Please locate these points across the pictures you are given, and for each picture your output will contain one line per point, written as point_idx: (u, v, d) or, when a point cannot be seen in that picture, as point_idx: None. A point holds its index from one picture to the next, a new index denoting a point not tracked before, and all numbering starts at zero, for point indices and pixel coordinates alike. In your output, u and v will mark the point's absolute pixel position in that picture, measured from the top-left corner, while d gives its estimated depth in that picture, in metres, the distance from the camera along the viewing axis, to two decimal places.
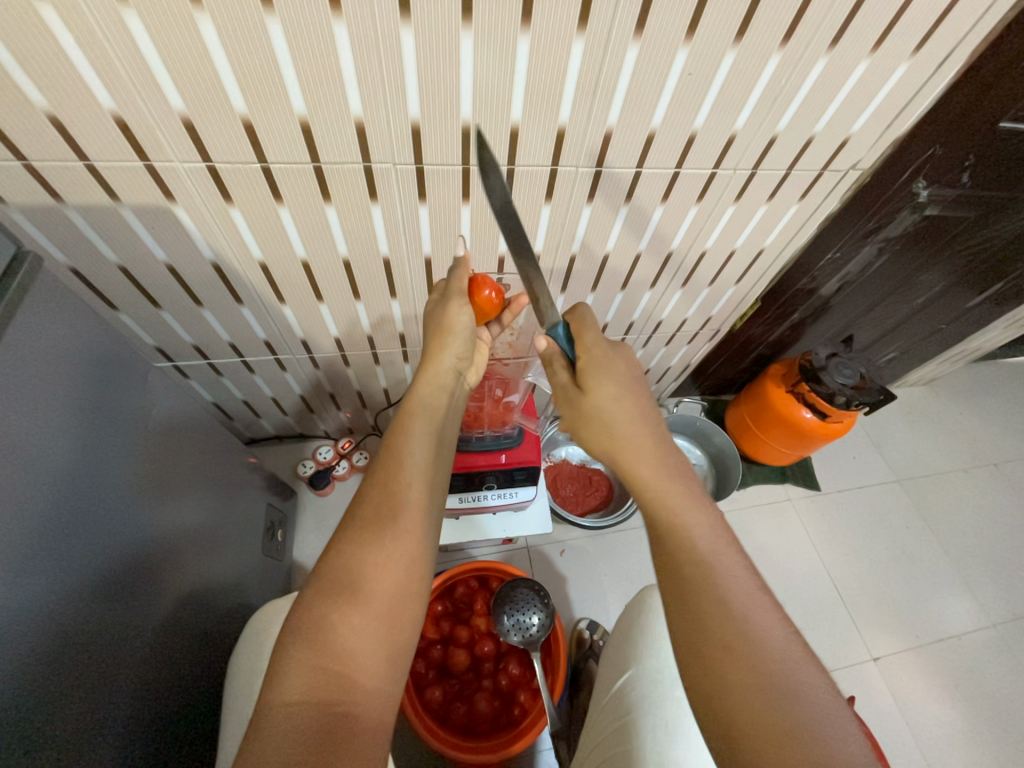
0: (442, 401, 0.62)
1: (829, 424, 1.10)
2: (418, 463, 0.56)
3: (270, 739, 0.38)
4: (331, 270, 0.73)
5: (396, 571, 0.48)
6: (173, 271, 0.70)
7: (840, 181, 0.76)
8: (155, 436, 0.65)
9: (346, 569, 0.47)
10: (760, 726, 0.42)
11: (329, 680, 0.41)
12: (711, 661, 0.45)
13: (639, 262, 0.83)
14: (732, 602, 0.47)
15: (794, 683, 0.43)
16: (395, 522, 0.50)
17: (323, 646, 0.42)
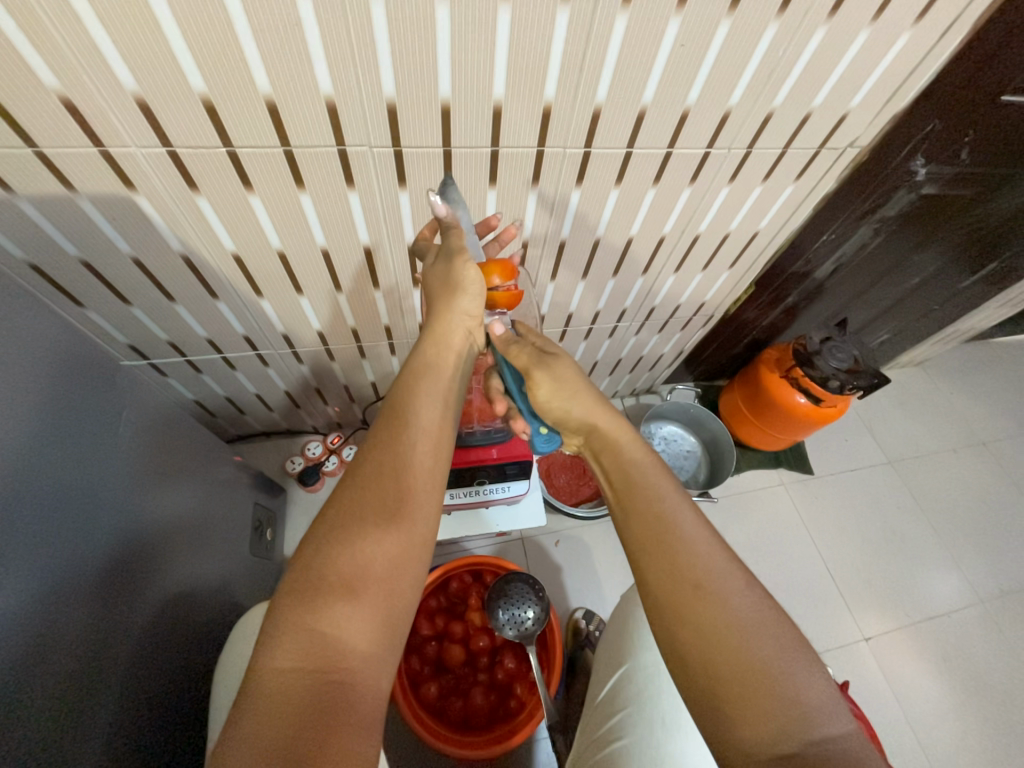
0: (449, 362, 0.58)
1: (823, 407, 1.09)
2: (425, 422, 0.52)
3: (261, 706, 0.35)
4: (310, 261, 0.69)
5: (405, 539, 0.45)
6: (141, 266, 0.66)
7: (836, 160, 0.74)
8: (133, 435, 0.63)
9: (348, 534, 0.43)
10: (736, 677, 0.41)
11: (329, 649, 0.38)
12: (685, 609, 0.44)
13: (631, 248, 0.80)
14: (699, 569, 0.45)
15: (755, 633, 0.42)
16: (399, 481, 0.47)
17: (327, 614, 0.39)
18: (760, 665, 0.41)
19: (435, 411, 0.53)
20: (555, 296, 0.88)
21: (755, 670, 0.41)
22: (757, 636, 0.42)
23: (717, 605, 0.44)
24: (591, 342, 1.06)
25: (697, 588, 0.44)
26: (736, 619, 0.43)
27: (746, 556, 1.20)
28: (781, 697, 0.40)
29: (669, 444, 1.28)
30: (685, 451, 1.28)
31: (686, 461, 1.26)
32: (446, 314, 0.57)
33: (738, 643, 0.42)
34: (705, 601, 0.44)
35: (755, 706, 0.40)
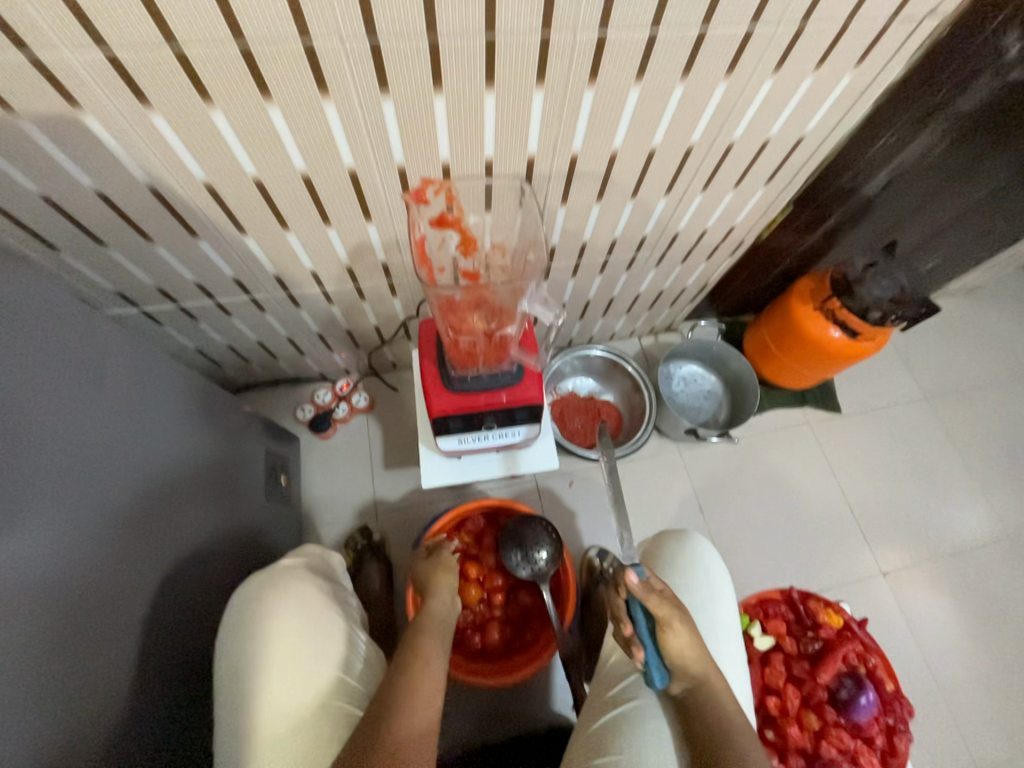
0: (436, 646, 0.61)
1: (859, 342, 1.01)
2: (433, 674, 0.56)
3: None
4: (291, 190, 0.62)
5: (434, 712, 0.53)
6: (108, 200, 0.60)
7: (909, 36, 0.61)
8: (130, 384, 0.60)
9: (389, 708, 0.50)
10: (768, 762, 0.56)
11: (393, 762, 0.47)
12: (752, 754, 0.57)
13: (653, 163, 0.70)
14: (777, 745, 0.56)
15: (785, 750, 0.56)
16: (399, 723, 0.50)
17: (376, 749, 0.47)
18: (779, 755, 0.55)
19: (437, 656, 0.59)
20: (566, 225, 0.79)
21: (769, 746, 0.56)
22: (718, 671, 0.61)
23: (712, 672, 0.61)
24: (607, 276, 0.98)
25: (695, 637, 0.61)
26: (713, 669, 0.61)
27: (764, 495, 1.18)
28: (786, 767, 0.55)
29: (689, 384, 1.22)
30: (705, 391, 1.22)
31: (706, 402, 1.21)
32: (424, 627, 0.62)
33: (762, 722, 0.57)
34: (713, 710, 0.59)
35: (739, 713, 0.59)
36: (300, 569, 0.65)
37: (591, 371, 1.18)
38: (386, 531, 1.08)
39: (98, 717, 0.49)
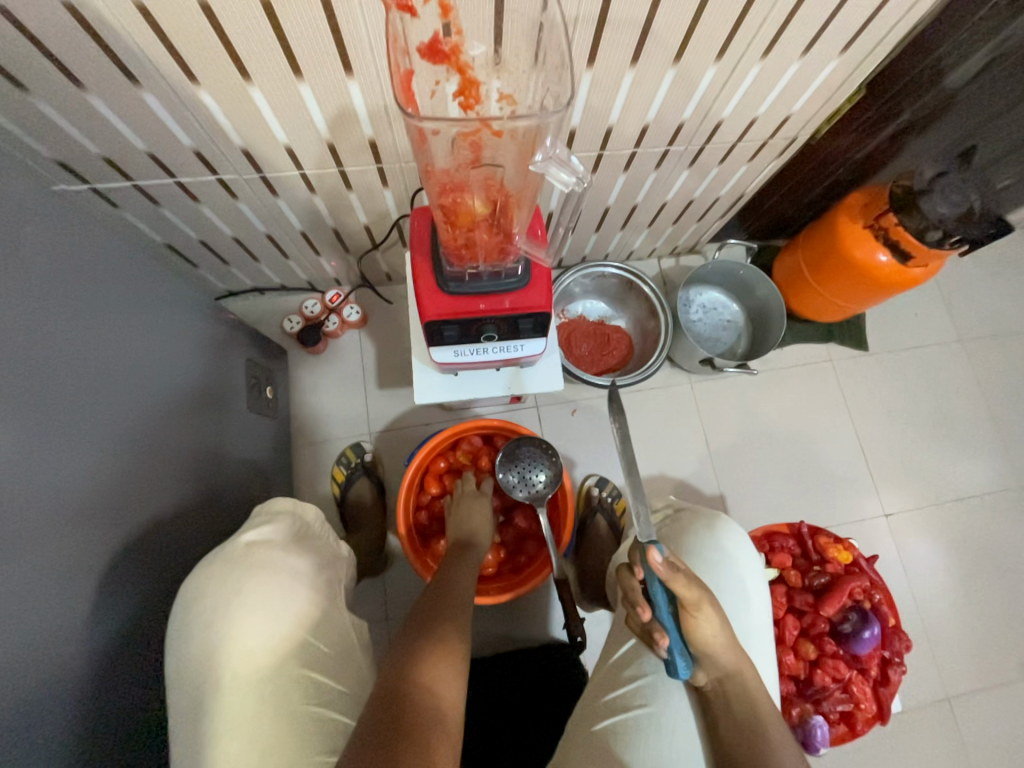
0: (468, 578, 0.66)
1: (907, 269, 0.90)
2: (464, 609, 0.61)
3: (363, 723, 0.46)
4: (248, 18, 0.49)
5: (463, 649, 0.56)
6: (15, 22, 0.48)
7: None
8: (42, 265, 0.52)
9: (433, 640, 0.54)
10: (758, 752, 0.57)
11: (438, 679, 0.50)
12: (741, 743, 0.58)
13: (706, 11, 0.56)
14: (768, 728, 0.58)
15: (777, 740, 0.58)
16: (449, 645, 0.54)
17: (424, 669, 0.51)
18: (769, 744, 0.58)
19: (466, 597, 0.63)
20: (590, 100, 0.66)
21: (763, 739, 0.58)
22: (742, 669, 0.61)
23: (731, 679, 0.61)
24: (631, 178, 0.85)
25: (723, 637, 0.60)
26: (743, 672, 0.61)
27: (773, 434, 1.13)
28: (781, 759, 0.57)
29: (708, 313, 1.12)
30: (725, 321, 1.12)
31: (725, 332, 1.11)
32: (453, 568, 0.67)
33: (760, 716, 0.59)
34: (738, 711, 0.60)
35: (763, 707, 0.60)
36: (276, 550, 0.61)
37: (603, 293, 1.09)
38: (379, 452, 1.04)
39: (57, 617, 0.47)
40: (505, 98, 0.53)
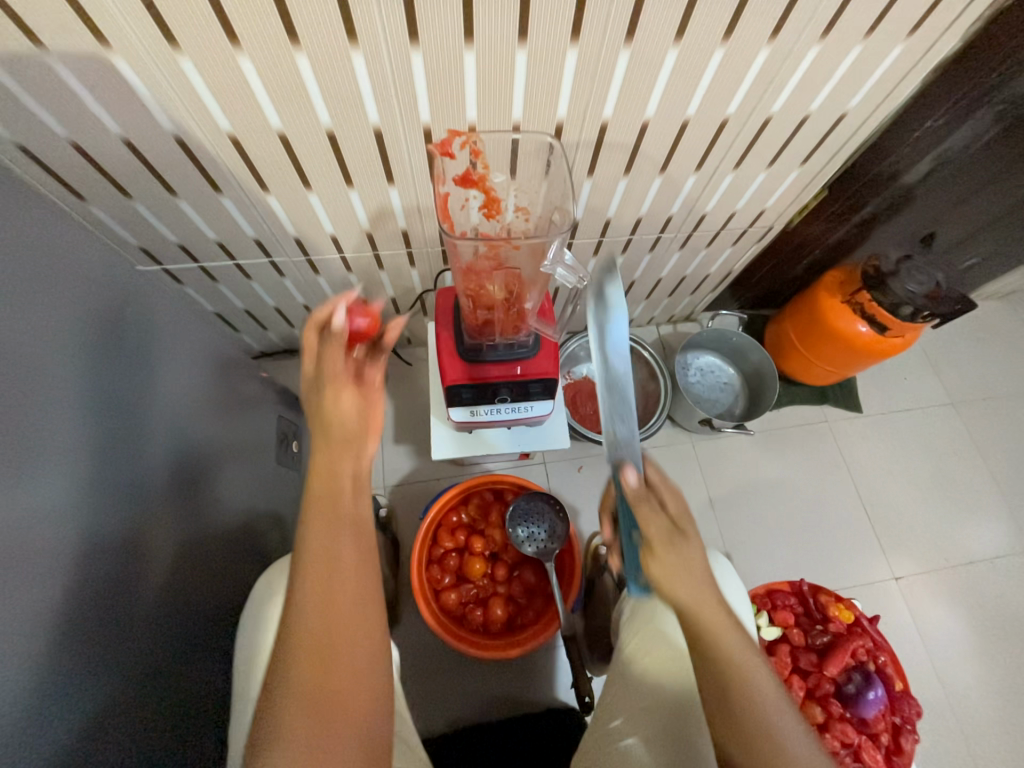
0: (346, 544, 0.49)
1: (886, 339, 0.98)
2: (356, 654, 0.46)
3: None
4: (315, 146, 0.62)
5: (351, 564, 0.48)
6: (134, 149, 0.60)
7: (967, 5, 0.57)
8: (145, 345, 0.62)
9: (318, 628, 0.45)
10: None
11: (322, 738, 0.42)
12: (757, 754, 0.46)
13: (685, 135, 0.68)
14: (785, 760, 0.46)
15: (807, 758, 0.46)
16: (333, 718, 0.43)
17: (299, 720, 0.42)
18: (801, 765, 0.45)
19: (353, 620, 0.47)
20: (591, 199, 0.77)
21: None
22: (728, 630, 0.49)
23: (710, 627, 0.49)
24: (628, 258, 0.96)
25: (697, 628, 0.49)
26: (733, 657, 0.48)
27: (776, 493, 1.16)
28: None
29: (706, 376, 1.19)
30: (722, 383, 1.19)
31: (723, 394, 1.18)
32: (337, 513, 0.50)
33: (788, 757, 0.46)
34: (717, 681, 0.48)
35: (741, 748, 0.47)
36: None
37: None
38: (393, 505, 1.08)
39: (152, 660, 0.53)
40: (522, 211, 0.68)
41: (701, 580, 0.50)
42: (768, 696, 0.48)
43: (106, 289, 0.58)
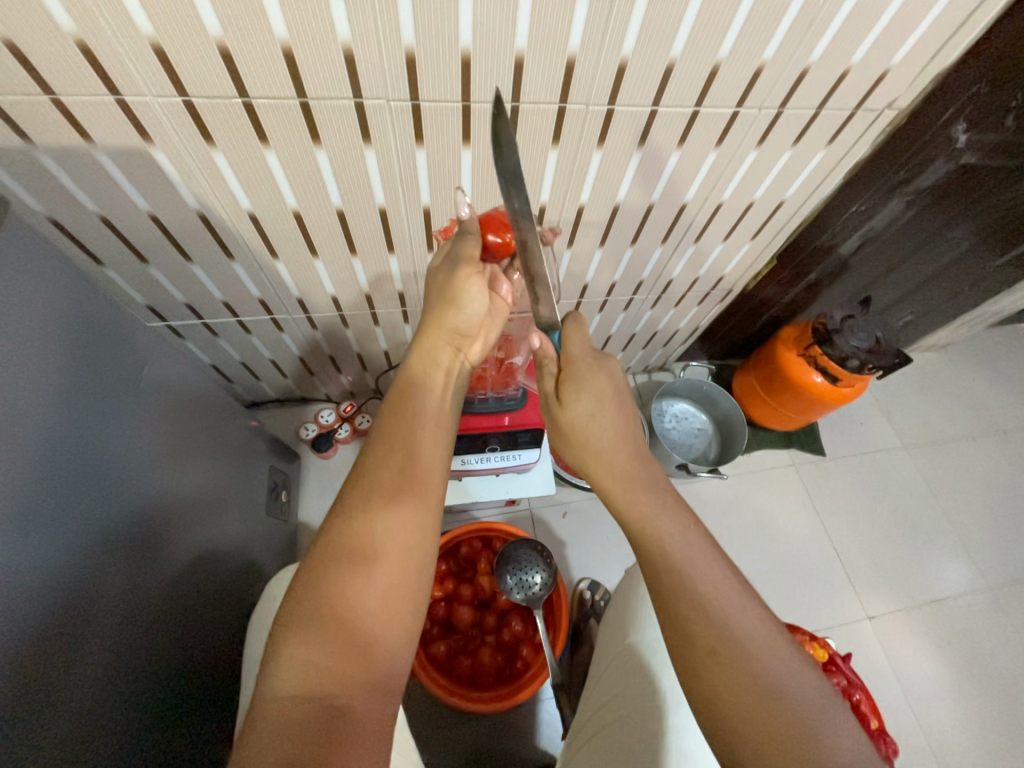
0: (400, 461, 0.53)
1: (840, 388, 1.07)
2: (398, 557, 0.47)
3: (265, 732, 0.37)
4: (325, 221, 0.69)
5: (420, 479, 0.52)
6: (158, 222, 0.66)
7: (873, 123, 0.71)
8: (151, 400, 0.64)
9: (347, 550, 0.46)
10: (753, 737, 0.43)
11: (328, 675, 0.40)
12: (706, 674, 0.45)
13: (652, 215, 0.78)
14: (723, 633, 0.46)
15: (774, 693, 0.44)
16: (372, 641, 0.43)
17: (315, 653, 0.41)
18: (763, 712, 0.43)
19: (399, 531, 0.48)
20: (571, 266, 0.86)
21: (754, 716, 0.43)
22: (738, 616, 0.47)
23: (719, 624, 0.46)
24: (605, 316, 1.05)
25: (710, 611, 0.47)
26: (745, 643, 0.45)
27: (751, 535, 1.21)
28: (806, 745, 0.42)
29: (680, 422, 1.27)
30: (696, 429, 1.27)
31: (697, 439, 1.25)
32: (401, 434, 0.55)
33: (748, 696, 0.44)
34: (725, 667, 0.45)
35: (766, 745, 0.42)
36: None
37: None
38: None
39: (123, 718, 0.53)
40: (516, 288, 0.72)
41: (704, 565, 0.49)
42: (790, 686, 0.44)
43: (122, 349, 0.60)
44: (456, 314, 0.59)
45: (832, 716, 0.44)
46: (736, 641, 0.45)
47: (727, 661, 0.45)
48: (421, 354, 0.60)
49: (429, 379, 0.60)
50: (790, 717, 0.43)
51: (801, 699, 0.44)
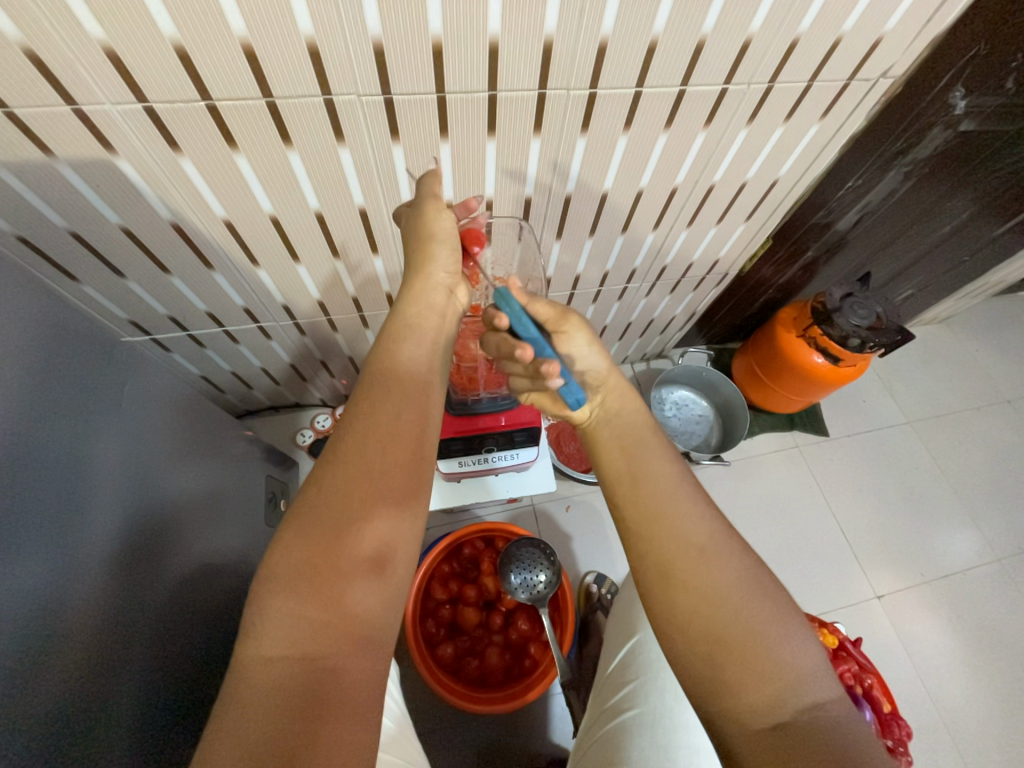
0: (383, 411, 0.49)
1: (841, 368, 1.06)
2: (386, 513, 0.44)
3: (249, 695, 0.36)
4: (304, 225, 0.66)
5: (409, 430, 0.49)
6: (130, 234, 0.64)
7: (867, 94, 0.68)
8: (135, 413, 0.62)
9: (331, 509, 0.43)
10: (740, 647, 0.42)
11: (320, 633, 0.38)
12: (692, 575, 0.45)
13: (642, 201, 0.76)
14: (701, 532, 0.46)
15: (751, 596, 0.44)
16: (360, 597, 0.41)
17: (304, 616, 0.39)
18: (755, 630, 0.42)
19: (385, 485, 0.45)
20: (561, 257, 0.84)
21: (743, 628, 0.42)
22: (743, 612, 0.43)
23: (703, 528, 0.47)
24: (600, 305, 1.02)
25: (698, 549, 0.46)
26: (728, 547, 0.46)
27: (756, 519, 1.20)
28: (785, 663, 0.41)
29: (680, 409, 1.25)
30: (697, 416, 1.25)
31: (698, 426, 1.24)
32: (381, 381, 0.52)
33: (736, 606, 0.43)
34: (709, 563, 0.45)
35: (763, 694, 0.40)
36: None
37: None
38: None
39: (123, 740, 0.51)
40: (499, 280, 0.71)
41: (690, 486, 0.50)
42: (805, 689, 0.40)
43: (98, 363, 0.58)
44: (435, 249, 0.56)
45: (844, 717, 0.40)
46: (721, 550, 0.46)
47: (714, 568, 0.44)
48: (414, 296, 0.56)
49: (421, 326, 0.56)
50: (764, 621, 0.43)
51: (781, 610, 0.44)
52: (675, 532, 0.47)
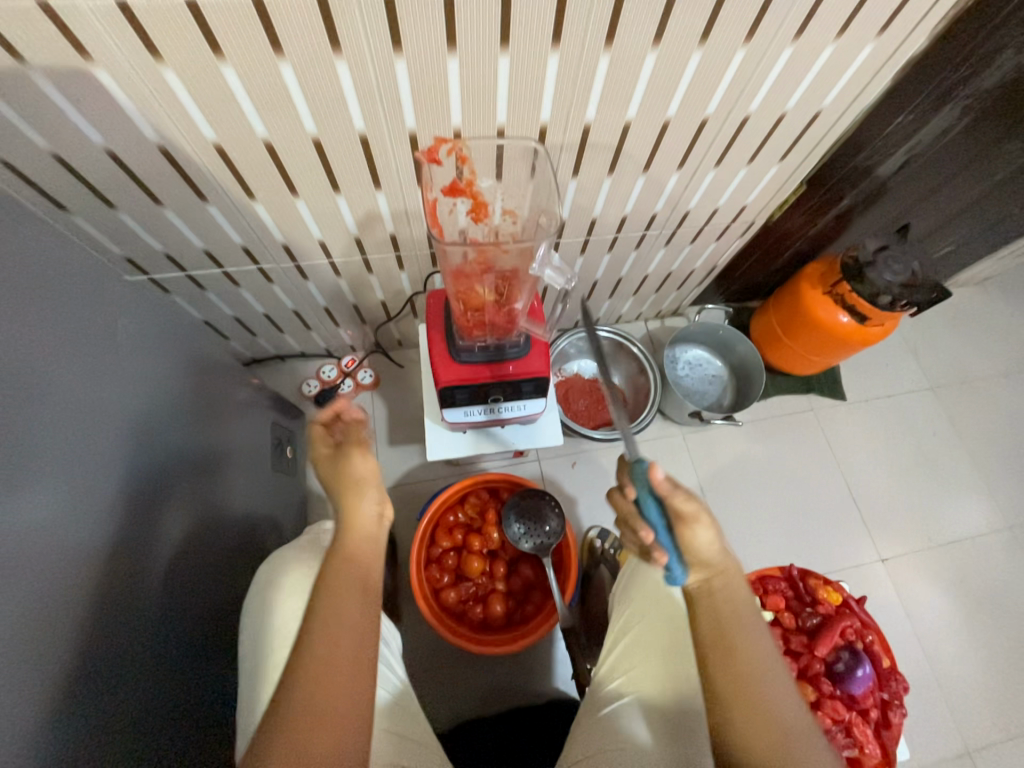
0: (354, 563, 0.52)
1: (867, 328, 1.01)
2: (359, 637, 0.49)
3: None
4: (301, 153, 0.62)
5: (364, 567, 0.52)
6: (117, 159, 0.60)
7: (934, 7, 0.60)
8: (133, 351, 0.61)
9: (313, 647, 0.47)
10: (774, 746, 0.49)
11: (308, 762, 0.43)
12: (748, 680, 0.51)
13: (667, 134, 0.69)
14: (759, 660, 0.52)
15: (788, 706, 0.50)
16: (340, 720, 0.45)
17: (299, 722, 0.44)
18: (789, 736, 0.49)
19: (354, 612, 0.49)
20: (577, 199, 0.78)
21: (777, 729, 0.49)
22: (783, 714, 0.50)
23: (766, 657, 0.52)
24: (616, 255, 0.97)
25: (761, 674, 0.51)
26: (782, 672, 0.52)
27: (764, 480, 1.18)
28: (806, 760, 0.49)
29: (694, 369, 1.21)
30: (711, 376, 1.21)
31: (711, 386, 1.20)
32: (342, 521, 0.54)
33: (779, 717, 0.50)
34: (766, 683, 0.51)
35: None
36: (305, 567, 0.64)
37: None
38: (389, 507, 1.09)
39: (140, 668, 0.53)
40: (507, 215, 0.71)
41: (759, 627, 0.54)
42: None
43: (88, 295, 0.55)
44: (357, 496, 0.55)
45: None
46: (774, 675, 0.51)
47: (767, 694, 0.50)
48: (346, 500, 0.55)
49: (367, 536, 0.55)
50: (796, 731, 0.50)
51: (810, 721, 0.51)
52: (743, 656, 0.52)
